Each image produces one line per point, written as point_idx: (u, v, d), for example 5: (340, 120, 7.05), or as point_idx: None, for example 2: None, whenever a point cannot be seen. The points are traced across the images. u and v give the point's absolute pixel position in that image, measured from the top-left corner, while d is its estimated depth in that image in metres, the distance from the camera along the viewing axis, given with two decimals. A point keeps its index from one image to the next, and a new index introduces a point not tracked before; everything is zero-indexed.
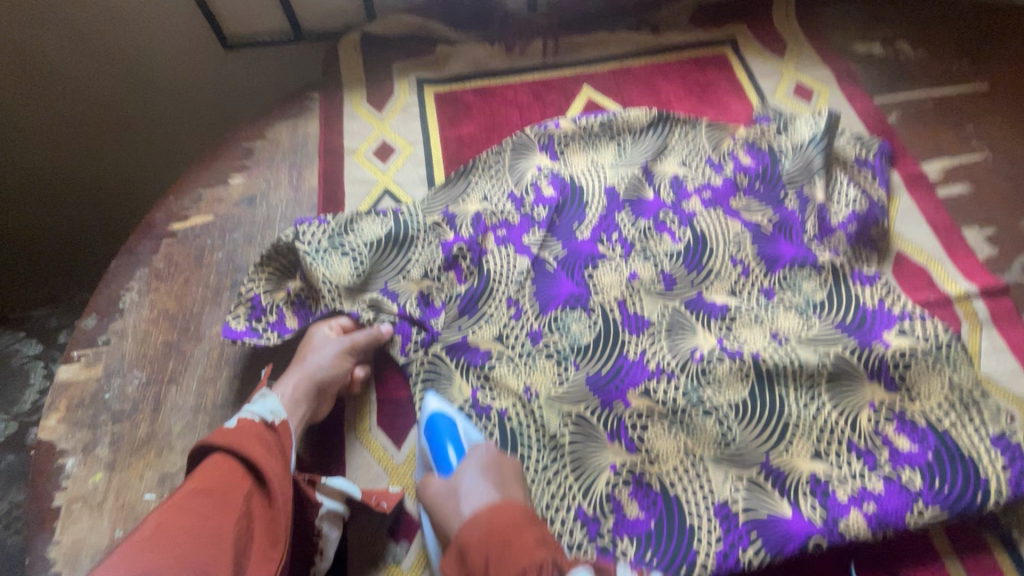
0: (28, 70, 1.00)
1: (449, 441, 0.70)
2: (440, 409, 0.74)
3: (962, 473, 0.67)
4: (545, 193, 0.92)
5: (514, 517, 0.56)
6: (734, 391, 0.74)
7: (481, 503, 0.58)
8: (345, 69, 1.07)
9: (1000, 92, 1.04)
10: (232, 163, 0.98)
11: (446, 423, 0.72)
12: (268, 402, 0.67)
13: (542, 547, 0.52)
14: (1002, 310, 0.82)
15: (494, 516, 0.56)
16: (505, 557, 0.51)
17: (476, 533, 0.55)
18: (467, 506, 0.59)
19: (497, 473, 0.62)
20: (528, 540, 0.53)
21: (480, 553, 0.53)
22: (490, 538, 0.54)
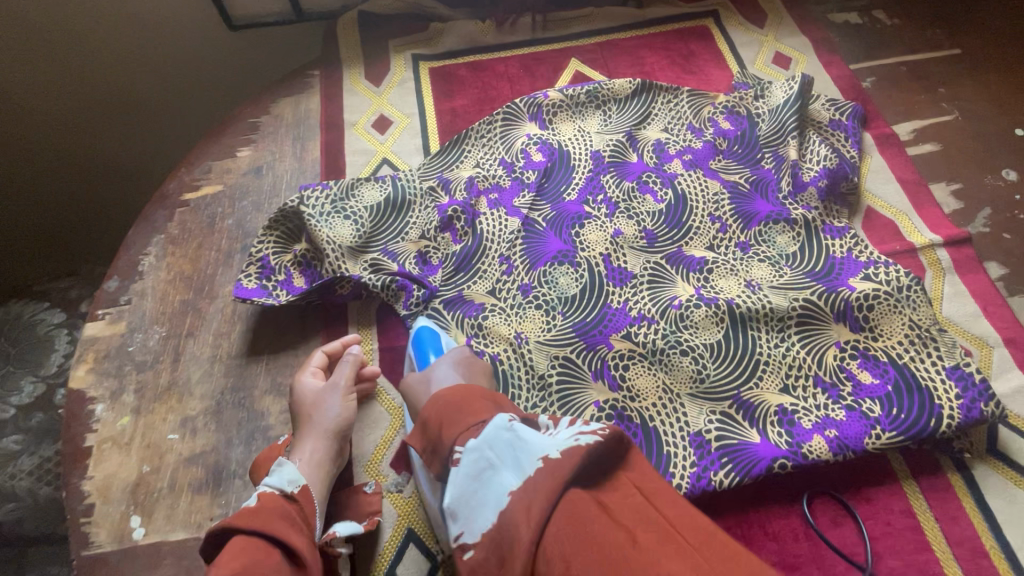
0: (46, 53, 1.06)
1: (432, 350, 0.78)
2: (425, 324, 0.82)
3: (918, 401, 0.73)
4: (534, 159, 0.98)
5: (472, 393, 0.61)
6: (709, 334, 0.80)
7: (447, 383, 0.67)
8: (344, 47, 1.13)
9: (971, 56, 1.08)
10: (239, 137, 1.04)
11: (431, 335, 0.80)
12: (284, 470, 0.67)
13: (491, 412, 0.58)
14: (963, 258, 0.87)
15: (453, 391, 0.62)
16: (456, 420, 0.58)
17: (437, 398, 0.61)
18: (438, 384, 0.68)
19: (467, 368, 0.71)
20: (482, 404, 0.59)
21: (434, 415, 0.60)
22: (444, 407, 0.60)
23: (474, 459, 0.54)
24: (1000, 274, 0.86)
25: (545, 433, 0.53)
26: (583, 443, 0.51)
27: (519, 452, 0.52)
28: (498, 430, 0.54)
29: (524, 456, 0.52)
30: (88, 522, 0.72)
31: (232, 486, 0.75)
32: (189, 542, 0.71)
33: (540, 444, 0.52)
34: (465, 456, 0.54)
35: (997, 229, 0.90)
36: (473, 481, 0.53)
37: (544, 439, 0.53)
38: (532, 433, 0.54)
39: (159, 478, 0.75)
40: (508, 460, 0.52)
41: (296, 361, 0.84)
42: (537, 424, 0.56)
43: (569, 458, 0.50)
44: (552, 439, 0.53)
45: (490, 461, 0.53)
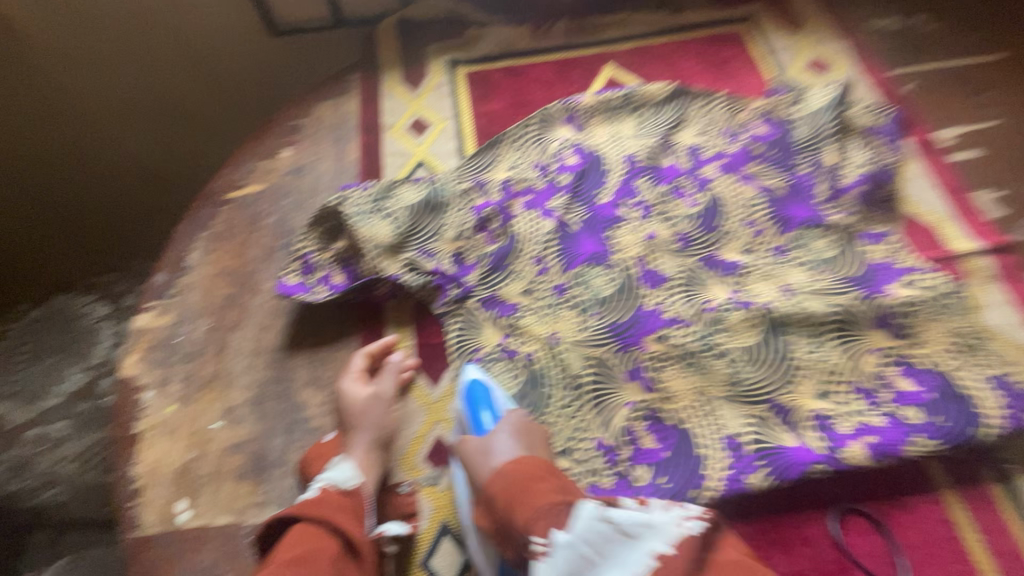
0: (111, 62, 1.14)
1: (484, 407, 0.75)
2: (478, 376, 0.79)
3: (961, 410, 0.72)
4: (569, 162, 0.99)
5: (536, 469, 0.63)
6: (745, 338, 0.80)
7: (507, 458, 0.66)
8: (382, 52, 1.16)
9: (1016, 62, 1.06)
10: (283, 138, 1.07)
11: (484, 391, 0.77)
12: (343, 466, 0.72)
13: (566, 496, 0.60)
14: (1008, 266, 0.85)
15: (518, 467, 0.64)
16: (531, 503, 0.59)
17: (502, 473, 0.64)
18: (498, 459, 0.66)
19: (527, 437, 0.69)
20: (546, 484, 0.61)
21: (503, 501, 0.62)
22: (513, 485, 0.62)
23: (568, 555, 0.56)
24: None
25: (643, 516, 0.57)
26: (689, 530, 0.56)
27: (620, 551, 0.56)
28: (591, 522, 0.57)
29: (630, 554, 0.55)
30: (137, 504, 0.75)
31: (273, 475, 0.77)
32: (233, 528, 0.73)
33: (646, 536, 0.56)
34: (557, 552, 0.56)
35: None
36: None
37: (643, 524, 0.57)
38: (627, 516, 0.57)
39: (203, 464, 0.78)
40: (616, 557, 0.55)
41: (335, 355, 0.86)
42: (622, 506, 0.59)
43: (682, 552, 0.54)
44: (651, 529, 0.57)
45: (588, 556, 0.56)
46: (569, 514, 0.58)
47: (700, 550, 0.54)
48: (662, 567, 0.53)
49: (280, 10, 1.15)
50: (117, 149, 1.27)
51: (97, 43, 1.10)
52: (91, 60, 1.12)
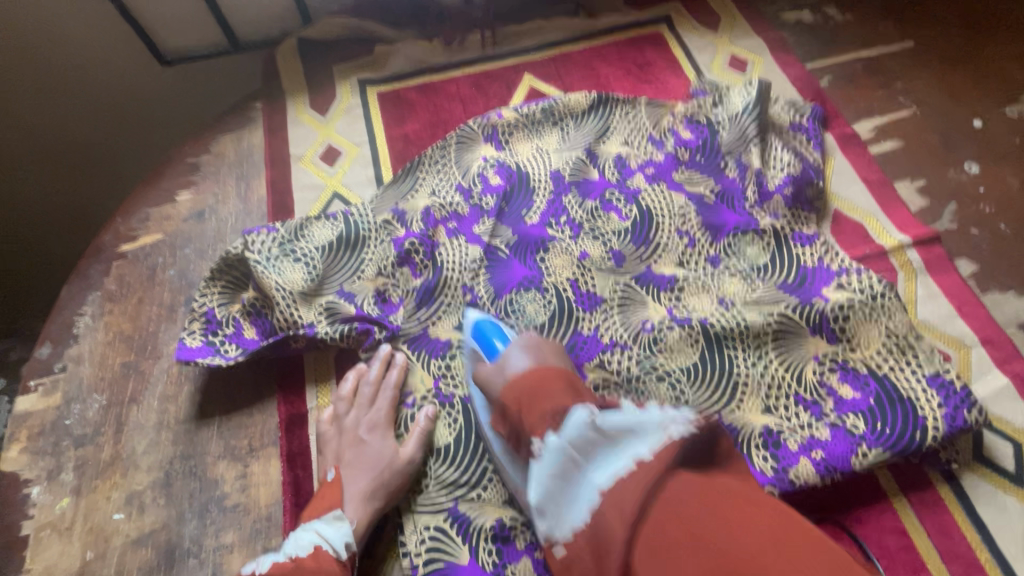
0: None
1: (497, 337, 0.75)
2: (480, 316, 0.79)
3: (902, 414, 0.71)
4: (492, 182, 0.94)
5: (551, 377, 0.60)
6: (685, 356, 0.77)
7: (520, 370, 0.62)
8: (285, 76, 1.07)
9: (924, 50, 1.07)
10: (179, 179, 0.97)
11: (491, 325, 0.77)
12: (342, 526, 0.66)
13: (572, 400, 0.56)
14: (934, 258, 0.86)
15: (537, 373, 0.60)
16: (542, 403, 0.56)
17: (515, 382, 0.61)
18: (512, 372, 0.63)
19: (538, 351, 0.65)
20: (560, 385, 0.58)
21: (518, 400, 0.59)
22: (525, 393, 0.59)
23: (557, 457, 0.53)
24: (971, 270, 0.85)
25: (631, 417, 0.52)
26: (674, 435, 0.50)
27: (608, 454, 0.52)
28: (579, 428, 0.53)
29: (617, 460, 0.51)
30: None
31: (186, 566, 0.69)
32: None
33: (629, 441, 0.51)
34: (547, 454, 0.53)
35: (964, 224, 0.89)
36: (562, 480, 0.53)
37: (631, 427, 0.52)
38: (618, 420, 0.53)
39: (105, 563, 0.69)
40: (601, 460, 0.52)
41: (251, 422, 0.78)
42: (616, 410, 0.55)
43: (660, 455, 0.49)
44: (640, 432, 0.52)
45: (575, 459, 0.53)
46: (559, 413, 0.55)
47: (694, 453, 0.49)
48: (639, 470, 0.49)
49: (165, 37, 1.05)
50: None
51: None
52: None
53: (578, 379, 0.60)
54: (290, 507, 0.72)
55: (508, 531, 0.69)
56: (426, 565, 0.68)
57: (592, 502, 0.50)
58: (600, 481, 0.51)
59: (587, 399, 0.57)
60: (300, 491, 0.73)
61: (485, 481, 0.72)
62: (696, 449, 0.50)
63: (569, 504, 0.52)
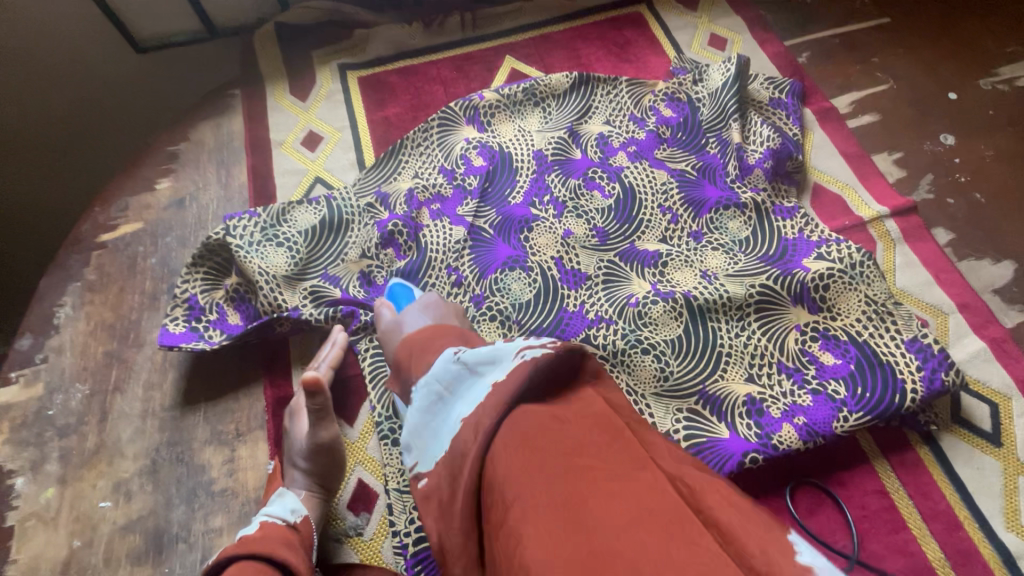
0: None
1: (407, 301, 0.77)
2: (399, 282, 0.81)
3: (881, 378, 0.72)
4: (475, 163, 0.93)
5: (440, 329, 0.63)
6: (670, 329, 0.78)
7: (417, 326, 0.67)
8: (263, 62, 1.05)
9: (900, 25, 1.09)
10: (158, 167, 0.96)
11: (404, 292, 0.78)
12: (286, 499, 0.65)
13: (454, 346, 0.58)
14: (911, 228, 0.87)
15: (431, 327, 0.64)
16: (427, 353, 0.58)
17: (409, 336, 0.64)
18: (409, 329, 0.67)
19: (437, 310, 0.70)
20: (451, 334, 0.61)
21: (410, 346, 0.62)
22: (415, 344, 0.62)
23: (427, 395, 0.54)
24: (948, 239, 0.86)
25: (491, 348, 0.52)
26: (529, 356, 0.48)
27: (466, 384, 0.51)
28: (445, 364, 0.54)
29: (475, 387, 0.50)
30: None
31: (175, 551, 0.68)
32: None
33: (489, 368, 0.50)
34: (418, 395, 0.55)
35: (940, 195, 0.90)
36: (428, 416, 0.53)
37: (491, 356, 0.52)
38: (478, 353, 0.53)
39: (92, 551, 0.68)
40: (462, 392, 0.51)
41: (237, 407, 0.78)
42: (485, 347, 0.54)
43: (511, 376, 0.47)
44: (497, 359, 0.51)
45: (440, 394, 0.52)
46: (434, 360, 0.56)
47: (547, 373, 0.47)
48: (491, 390, 0.47)
49: (140, 24, 1.03)
50: None
51: None
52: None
53: (471, 333, 0.62)
54: None
55: None
56: (416, 545, 0.67)
57: (452, 427, 0.48)
58: (458, 408, 0.49)
59: (467, 343, 0.59)
60: None
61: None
62: (553, 367, 0.48)
63: (431, 439, 0.51)
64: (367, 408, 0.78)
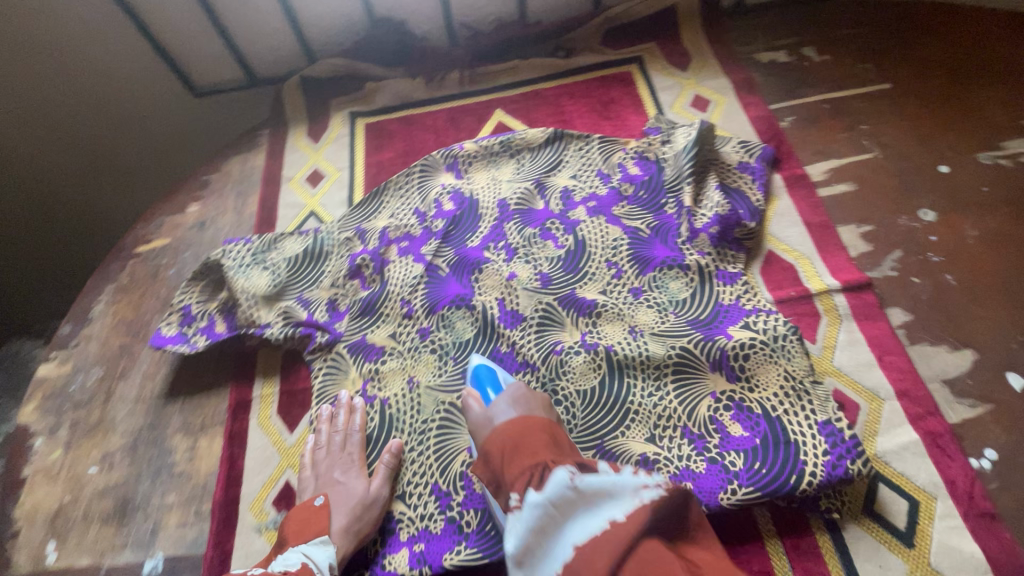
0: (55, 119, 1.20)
1: (490, 386, 0.78)
2: (482, 362, 0.83)
3: (783, 457, 0.71)
4: (445, 208, 1.03)
5: (534, 428, 0.65)
6: (586, 380, 0.82)
7: (506, 419, 0.68)
8: (289, 108, 1.22)
9: (900, 91, 1.05)
10: (192, 194, 1.15)
11: (489, 373, 0.80)
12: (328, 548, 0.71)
13: (556, 460, 0.61)
14: (862, 305, 0.84)
15: (527, 422, 0.66)
16: (522, 458, 0.62)
17: (499, 433, 0.66)
18: (498, 421, 0.68)
19: (526, 403, 0.69)
20: (542, 442, 0.63)
21: (508, 443, 0.65)
22: (509, 444, 0.65)
23: (534, 513, 0.57)
24: (904, 321, 0.82)
25: (607, 479, 0.58)
26: (646, 500, 0.55)
27: (584, 514, 0.56)
28: (560, 488, 0.57)
29: (591, 521, 0.56)
30: (13, 545, 0.82)
31: (134, 518, 0.82)
32: (91, 569, 0.79)
33: (605, 504, 0.56)
34: (525, 509, 0.57)
35: (905, 273, 0.86)
36: (537, 535, 0.57)
37: (608, 490, 0.57)
38: (596, 482, 0.58)
39: (75, 507, 0.84)
40: (579, 518, 0.56)
41: (207, 403, 0.91)
42: (594, 472, 0.59)
43: (632, 521, 0.54)
44: (614, 494, 0.57)
45: (552, 514, 0.57)
46: (546, 477, 0.59)
47: (663, 517, 0.55)
48: (611, 531, 0.54)
49: (197, 75, 1.25)
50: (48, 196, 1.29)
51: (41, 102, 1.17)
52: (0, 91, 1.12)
53: (559, 431, 0.66)
54: (222, 480, 0.83)
55: (395, 524, 0.77)
56: None
57: (564, 556, 0.55)
58: (573, 536, 0.55)
59: (567, 458, 0.61)
60: (232, 466, 0.84)
61: (373, 467, 0.81)
62: (667, 512, 0.55)
63: (546, 560, 0.56)
64: (306, 418, 0.87)
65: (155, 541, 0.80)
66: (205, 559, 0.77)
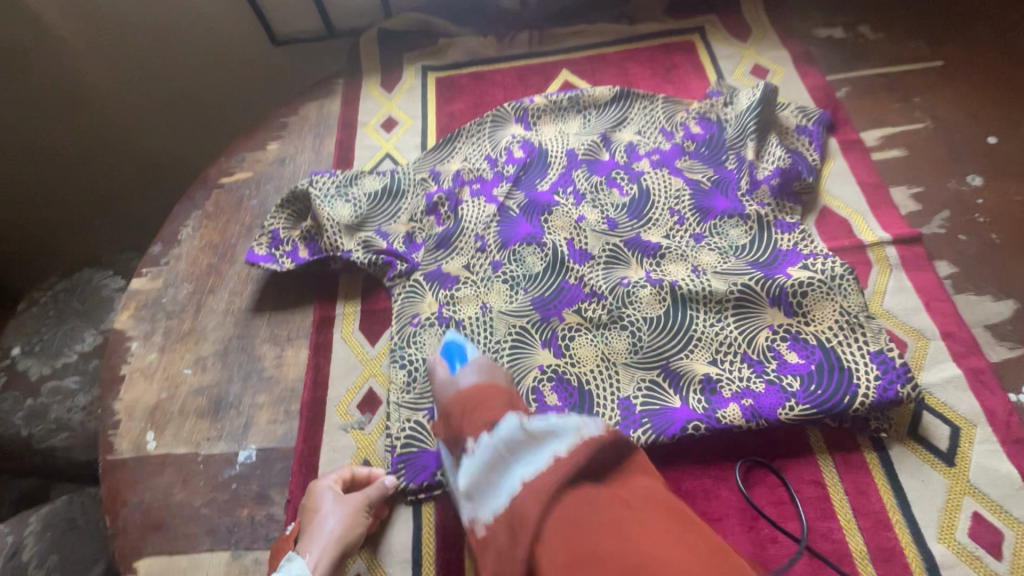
0: (145, 62, 1.30)
1: (459, 359, 0.83)
2: (455, 336, 0.87)
3: (837, 380, 0.77)
4: (515, 155, 1.09)
5: (491, 392, 0.73)
6: (652, 310, 0.88)
7: (469, 383, 0.76)
8: (364, 59, 1.29)
9: (952, 69, 1.10)
10: (271, 133, 1.22)
11: (459, 347, 0.85)
12: (292, 565, 0.69)
13: (503, 412, 0.68)
14: (912, 257, 0.90)
15: (484, 388, 0.74)
16: (478, 415, 0.69)
17: (461, 394, 0.75)
18: (462, 385, 0.76)
19: (490, 372, 0.78)
20: (497, 403, 0.70)
21: (464, 404, 0.73)
22: (467, 403, 0.72)
23: (487, 450, 0.65)
24: (950, 272, 0.88)
25: (554, 421, 0.61)
26: (587, 436, 0.58)
27: (530, 451, 0.60)
28: (510, 427, 0.64)
29: (537, 456, 0.59)
30: (115, 433, 0.89)
31: (228, 414, 0.89)
32: (189, 455, 0.86)
33: (551, 440, 0.60)
34: (481, 447, 0.65)
35: (952, 231, 0.92)
36: (489, 470, 0.63)
37: (554, 429, 0.61)
38: (543, 423, 0.62)
39: (172, 403, 0.91)
40: (524, 457, 0.60)
41: (292, 318, 0.98)
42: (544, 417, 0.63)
43: (572, 456, 0.56)
44: (560, 432, 0.60)
45: (502, 453, 0.63)
46: (498, 420, 0.66)
47: (597, 456, 0.56)
48: (554, 465, 0.56)
49: (278, 23, 1.32)
50: (129, 135, 1.41)
51: (134, 48, 1.27)
52: (98, 23, 1.21)
53: (515, 395, 0.73)
54: (310, 384, 0.90)
55: None
56: (401, 447, 0.82)
57: (510, 491, 0.58)
58: (518, 471, 0.59)
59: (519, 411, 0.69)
60: (318, 373, 0.91)
61: None
62: (603, 449, 0.57)
63: (492, 495, 0.61)
64: (387, 335, 0.94)
65: (247, 433, 0.87)
66: (296, 451, 0.84)
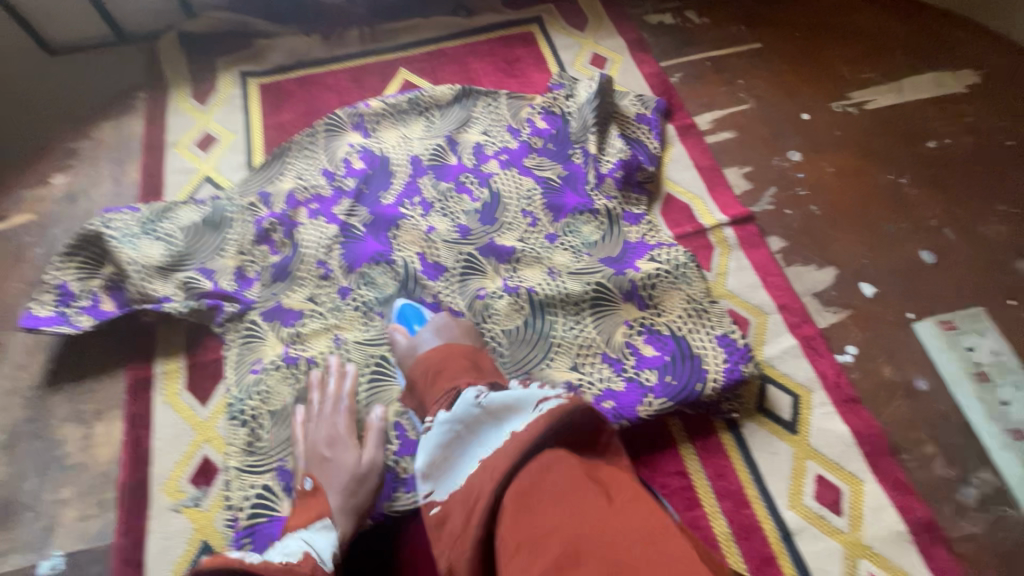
0: None
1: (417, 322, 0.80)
2: (407, 302, 0.84)
3: (690, 368, 0.78)
4: (355, 166, 0.99)
5: (455, 353, 0.71)
6: (510, 321, 0.84)
7: (431, 346, 0.74)
8: (168, 67, 1.12)
9: (769, 50, 1.17)
10: (56, 163, 1.02)
11: (413, 310, 0.82)
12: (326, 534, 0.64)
13: (466, 379, 0.66)
14: (747, 235, 0.94)
15: (448, 348, 0.72)
16: (442, 381, 0.67)
17: (425, 357, 0.72)
18: (424, 349, 0.74)
19: (449, 332, 0.76)
20: (462, 364, 0.68)
21: (428, 365, 0.71)
22: (432, 366, 0.70)
23: (444, 431, 0.59)
24: (781, 246, 0.94)
25: (512, 395, 0.57)
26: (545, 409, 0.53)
27: (488, 430, 0.56)
28: (466, 406, 0.59)
29: (496, 434, 0.55)
30: None
31: (23, 519, 0.74)
32: None
33: (508, 418, 0.55)
34: (437, 428, 0.60)
35: (779, 206, 0.98)
36: (444, 450, 0.59)
37: (511, 406, 0.56)
38: (500, 398, 0.57)
39: None
40: (485, 437, 0.56)
41: (99, 387, 0.82)
42: (505, 391, 0.59)
43: (529, 428, 0.51)
44: (517, 407, 0.56)
45: (458, 432, 0.58)
46: (456, 396, 0.61)
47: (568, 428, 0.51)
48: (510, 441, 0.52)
49: (48, 25, 1.09)
50: None
51: None
52: None
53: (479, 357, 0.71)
54: (129, 463, 0.77)
55: None
56: (247, 518, 0.71)
57: (467, 470, 0.55)
58: (478, 451, 0.55)
59: (482, 377, 0.67)
60: (138, 448, 0.78)
61: None
62: (569, 419, 0.51)
63: (450, 475, 0.57)
64: (221, 390, 0.82)
65: (50, 538, 0.73)
66: (115, 548, 0.72)
